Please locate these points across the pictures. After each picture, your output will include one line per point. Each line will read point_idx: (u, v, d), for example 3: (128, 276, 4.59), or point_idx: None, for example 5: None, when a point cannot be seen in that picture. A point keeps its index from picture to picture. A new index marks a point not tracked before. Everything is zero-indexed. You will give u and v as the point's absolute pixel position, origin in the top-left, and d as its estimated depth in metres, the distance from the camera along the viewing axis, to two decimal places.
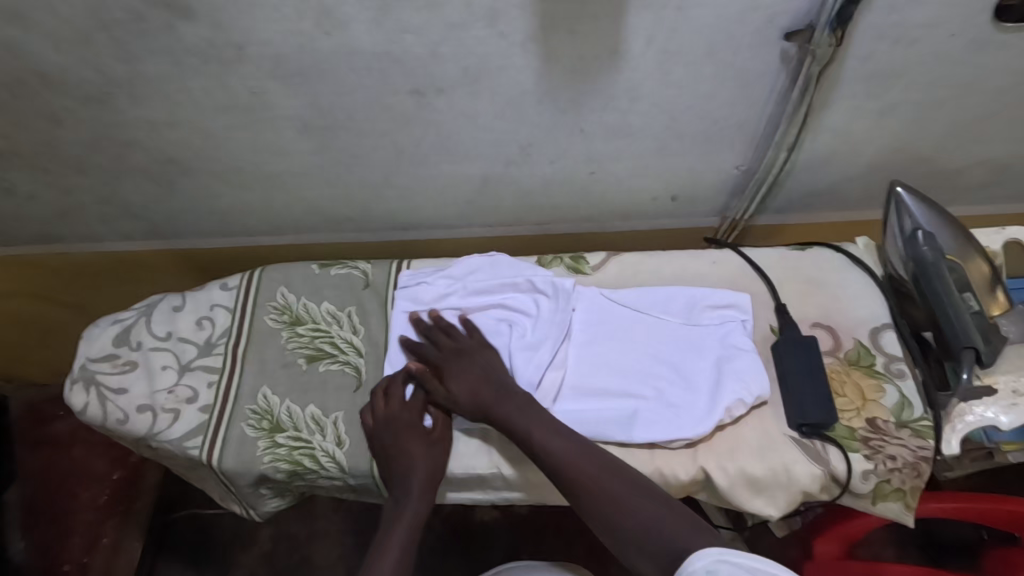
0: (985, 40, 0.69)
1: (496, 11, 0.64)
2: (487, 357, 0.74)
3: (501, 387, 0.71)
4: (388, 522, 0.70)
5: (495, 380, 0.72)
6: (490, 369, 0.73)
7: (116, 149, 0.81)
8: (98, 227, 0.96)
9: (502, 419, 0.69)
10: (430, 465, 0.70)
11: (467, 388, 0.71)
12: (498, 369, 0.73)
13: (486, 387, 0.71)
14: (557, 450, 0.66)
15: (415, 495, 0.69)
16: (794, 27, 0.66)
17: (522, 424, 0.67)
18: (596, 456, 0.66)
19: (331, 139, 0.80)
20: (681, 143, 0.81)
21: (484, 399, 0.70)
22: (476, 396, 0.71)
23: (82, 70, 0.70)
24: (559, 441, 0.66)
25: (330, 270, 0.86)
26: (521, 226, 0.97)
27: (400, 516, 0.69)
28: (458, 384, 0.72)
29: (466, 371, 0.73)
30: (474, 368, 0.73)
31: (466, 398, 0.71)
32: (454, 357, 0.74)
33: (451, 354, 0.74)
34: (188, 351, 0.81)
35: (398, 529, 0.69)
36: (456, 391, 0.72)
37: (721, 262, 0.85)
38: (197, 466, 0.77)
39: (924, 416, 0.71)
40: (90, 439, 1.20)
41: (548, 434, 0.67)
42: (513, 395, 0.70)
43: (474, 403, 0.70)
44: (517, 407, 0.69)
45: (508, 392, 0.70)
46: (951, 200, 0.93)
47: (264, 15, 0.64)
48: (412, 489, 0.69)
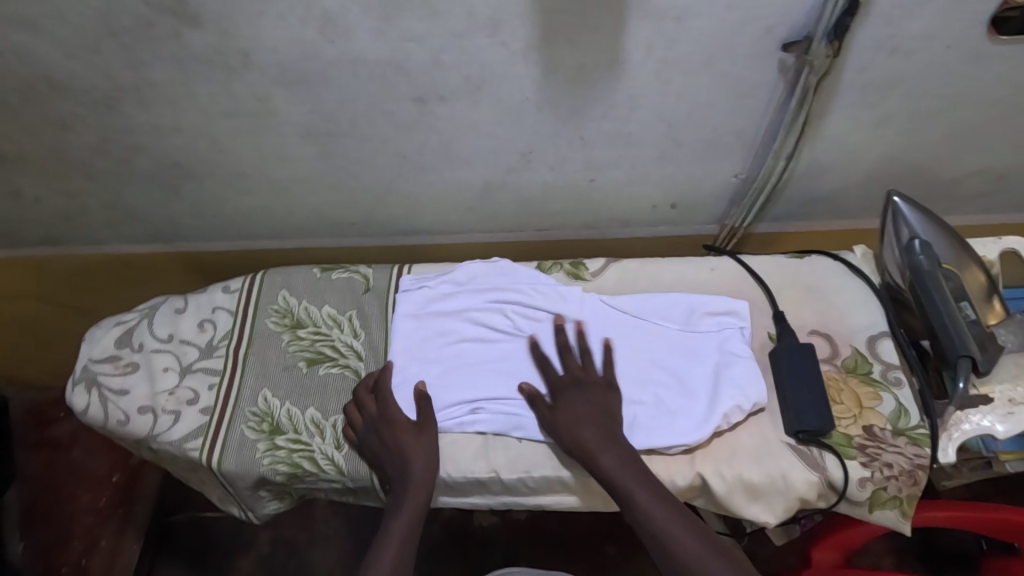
0: (981, 52, 0.69)
1: (497, 21, 0.64)
2: (607, 399, 0.72)
3: (607, 429, 0.70)
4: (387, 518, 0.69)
5: (604, 424, 0.70)
6: (607, 413, 0.71)
7: (121, 153, 0.82)
8: (103, 230, 0.97)
9: (604, 470, 0.67)
10: (426, 454, 0.71)
11: (573, 421, 0.70)
12: (611, 409, 0.71)
13: (593, 428, 0.69)
14: (655, 513, 0.64)
15: (415, 490, 0.69)
16: (792, 39, 0.67)
17: (626, 482, 0.66)
18: (693, 526, 0.65)
19: (334, 145, 0.80)
20: (680, 151, 0.82)
21: (588, 441, 0.68)
22: (578, 433, 0.69)
23: (90, 75, 0.71)
24: (659, 504, 0.65)
25: (331, 274, 0.87)
26: (521, 232, 0.97)
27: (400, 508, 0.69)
28: (567, 415, 0.70)
29: (582, 410, 0.71)
30: (591, 405, 0.71)
31: (569, 431, 0.69)
32: (575, 391, 0.72)
33: (572, 383, 0.73)
34: (190, 353, 0.82)
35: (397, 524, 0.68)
36: (567, 423, 0.70)
37: (719, 269, 0.86)
38: (198, 467, 0.78)
39: (921, 424, 0.71)
40: (89, 441, 1.21)
41: (646, 493, 0.65)
42: (617, 440, 0.69)
43: (578, 440, 0.69)
44: (619, 459, 0.67)
45: (614, 440, 0.69)
46: (948, 210, 0.94)
47: (269, 23, 0.65)
48: (410, 481, 0.69)
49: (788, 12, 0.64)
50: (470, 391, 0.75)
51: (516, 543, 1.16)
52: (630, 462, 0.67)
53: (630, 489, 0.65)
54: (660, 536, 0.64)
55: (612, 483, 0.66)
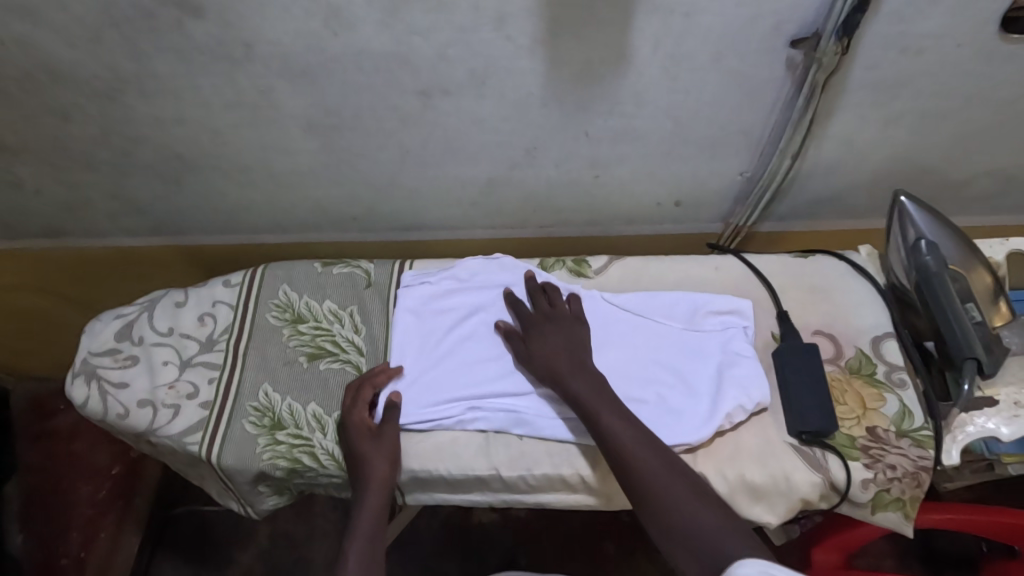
0: (991, 51, 0.69)
1: (503, 14, 0.64)
2: (575, 330, 0.75)
3: (578, 360, 0.71)
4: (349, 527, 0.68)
5: (574, 353, 0.72)
6: (574, 343, 0.74)
7: (123, 145, 0.81)
8: (104, 222, 0.96)
9: (571, 391, 0.69)
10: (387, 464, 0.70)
11: (543, 349, 0.73)
12: (580, 343, 0.74)
13: (564, 354, 0.72)
14: (622, 433, 0.65)
15: (372, 498, 0.68)
16: (800, 35, 0.66)
17: (593, 402, 0.67)
18: (657, 447, 0.65)
19: (337, 138, 0.80)
20: (686, 148, 0.81)
21: (558, 364, 0.71)
22: (549, 359, 0.72)
23: (91, 65, 0.71)
24: (624, 424, 0.66)
25: (332, 269, 0.86)
26: (524, 229, 0.97)
27: (363, 514, 0.68)
28: (539, 343, 0.73)
29: (551, 338, 0.74)
30: (560, 335, 0.74)
31: (540, 358, 0.72)
32: (545, 323, 0.75)
33: (543, 317, 0.76)
34: (190, 347, 0.82)
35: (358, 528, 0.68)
36: (537, 349, 0.73)
37: (724, 268, 0.85)
38: (197, 462, 0.77)
39: (925, 426, 0.70)
40: (91, 433, 1.18)
41: (613, 413, 0.66)
42: (588, 371, 0.71)
43: (549, 365, 0.71)
44: (588, 382, 0.69)
45: (585, 367, 0.71)
46: (954, 211, 0.93)
47: (272, 14, 0.64)
48: (371, 489, 0.68)
49: (797, 8, 0.63)
50: (470, 388, 0.74)
51: (516, 541, 1.15)
52: (597, 387, 0.69)
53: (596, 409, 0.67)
54: (624, 456, 0.64)
55: (579, 403, 0.68)
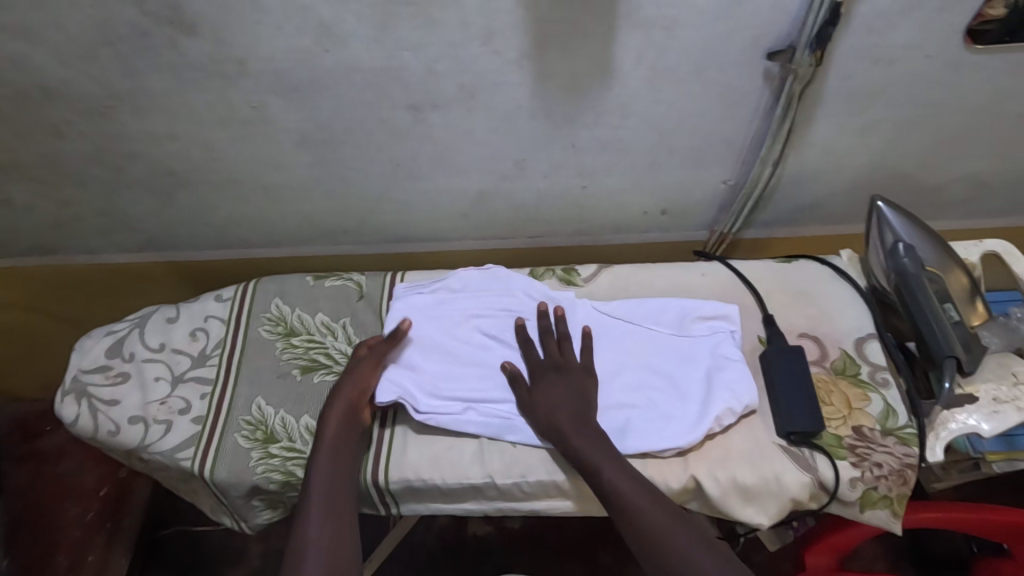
0: (959, 61, 0.72)
1: (491, 30, 0.66)
2: (582, 384, 0.74)
3: (581, 415, 0.71)
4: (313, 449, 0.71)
5: (578, 410, 0.72)
6: (580, 395, 0.73)
7: (115, 161, 0.82)
8: (94, 239, 0.96)
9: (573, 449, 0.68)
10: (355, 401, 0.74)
11: (548, 404, 0.72)
12: (587, 398, 0.73)
13: (569, 413, 0.71)
14: (627, 489, 0.65)
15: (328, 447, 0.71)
16: (776, 47, 0.69)
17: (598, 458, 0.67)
18: (665, 503, 0.65)
19: (328, 153, 0.81)
20: (671, 158, 0.83)
21: (562, 423, 0.70)
22: (554, 416, 0.71)
23: (85, 83, 0.72)
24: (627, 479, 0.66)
25: (324, 281, 0.87)
26: (514, 240, 0.98)
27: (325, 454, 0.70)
28: (545, 399, 0.73)
29: (554, 389, 0.73)
30: (566, 390, 0.73)
31: (544, 413, 0.72)
32: (553, 373, 0.75)
33: (552, 368, 0.75)
34: (182, 362, 0.82)
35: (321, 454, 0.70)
36: (542, 402, 0.73)
37: (710, 274, 0.87)
38: (189, 477, 0.77)
39: (909, 424, 0.72)
40: (78, 454, 1.16)
41: (618, 470, 0.66)
42: (590, 425, 0.70)
43: (553, 421, 0.71)
44: (593, 440, 0.69)
45: (587, 424, 0.70)
46: (931, 215, 0.96)
47: (265, 32, 0.66)
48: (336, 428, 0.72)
49: (773, 22, 0.66)
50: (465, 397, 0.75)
51: (509, 552, 1.15)
52: (602, 442, 0.69)
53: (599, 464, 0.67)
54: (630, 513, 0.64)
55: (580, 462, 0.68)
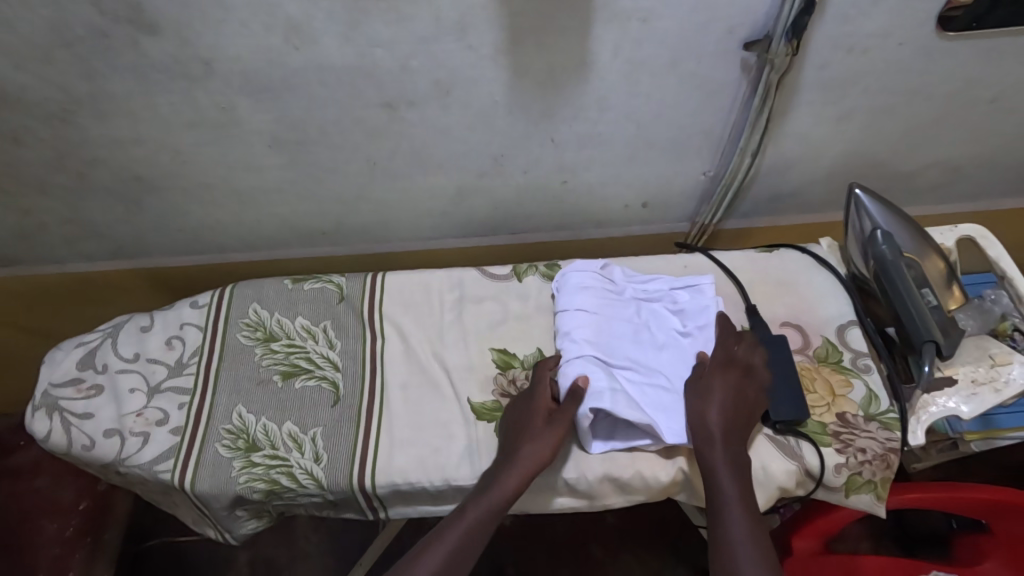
0: (930, 48, 0.72)
1: (464, 25, 0.64)
2: (750, 393, 0.70)
3: (735, 430, 0.67)
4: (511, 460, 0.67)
5: (738, 414, 0.68)
6: (740, 400, 0.69)
7: (79, 167, 0.79)
8: (61, 249, 0.93)
9: (710, 466, 0.65)
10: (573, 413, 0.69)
11: (701, 398, 0.69)
12: (748, 400, 0.70)
13: (727, 412, 0.68)
14: (726, 489, 0.64)
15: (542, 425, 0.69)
16: (752, 38, 0.69)
17: (727, 469, 0.65)
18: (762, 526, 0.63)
19: (302, 153, 0.79)
20: (651, 151, 0.83)
21: (714, 427, 0.67)
22: (706, 412, 0.68)
23: (44, 88, 0.69)
24: (740, 488, 0.64)
25: (303, 284, 0.86)
26: (494, 236, 0.97)
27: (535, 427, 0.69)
28: (705, 386, 0.70)
29: (719, 386, 0.70)
30: (733, 393, 0.69)
31: (704, 409, 0.68)
32: (727, 368, 0.71)
33: (729, 361, 0.72)
34: (158, 372, 0.79)
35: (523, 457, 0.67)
36: (712, 392, 0.69)
37: (692, 266, 0.87)
38: (170, 490, 0.75)
39: (890, 409, 0.73)
40: (56, 469, 1.11)
41: (726, 474, 0.65)
42: (737, 444, 0.67)
43: (700, 429, 0.67)
44: (727, 452, 0.66)
45: (739, 437, 0.67)
46: (907, 201, 0.97)
47: (231, 30, 0.64)
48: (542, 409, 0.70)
49: (748, 12, 0.66)
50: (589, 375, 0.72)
51: (502, 548, 1.15)
52: (741, 459, 0.66)
53: (716, 469, 0.65)
54: (725, 521, 0.63)
55: (697, 439, 0.67)
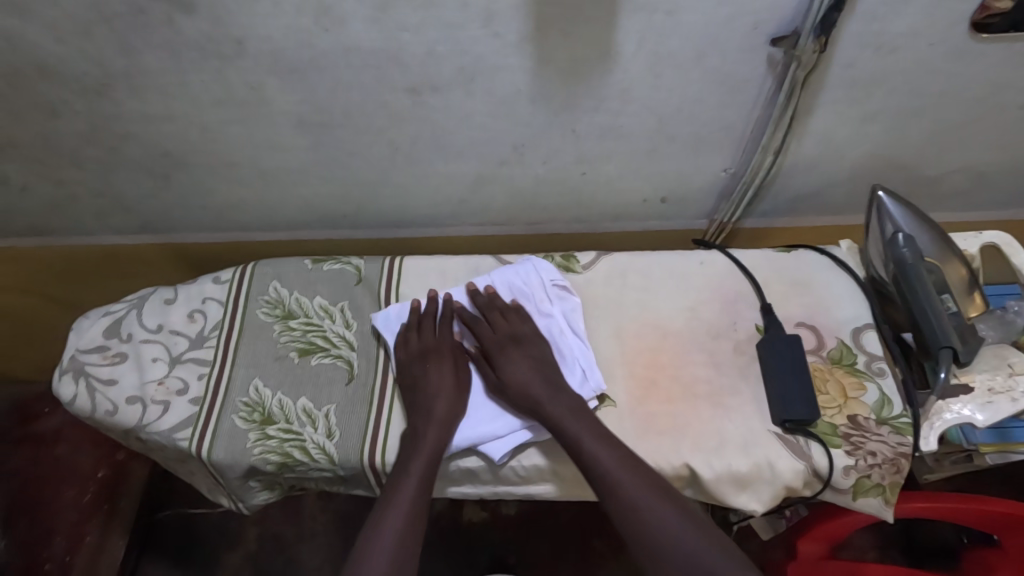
0: (962, 50, 0.71)
1: (492, 12, 0.65)
2: (541, 355, 0.76)
3: (549, 383, 0.73)
4: (416, 437, 0.70)
5: (548, 380, 0.73)
6: (542, 367, 0.74)
7: (112, 141, 0.81)
8: (90, 220, 0.96)
9: (551, 418, 0.69)
10: (450, 402, 0.72)
11: (518, 377, 0.73)
12: (547, 362, 0.75)
13: (540, 384, 0.72)
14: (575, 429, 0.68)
15: (440, 411, 0.71)
16: (779, 34, 0.68)
17: (568, 419, 0.69)
18: (618, 448, 0.68)
19: (327, 135, 0.81)
20: (672, 145, 0.83)
21: (537, 397, 0.71)
22: (527, 391, 0.71)
23: (81, 61, 0.71)
24: (585, 428, 0.68)
25: (322, 265, 0.87)
26: (512, 226, 0.98)
27: (433, 420, 0.71)
28: (511, 368, 0.74)
29: (516, 362, 0.74)
30: (530, 362, 0.75)
31: (515, 386, 0.72)
32: (510, 345, 0.76)
33: (508, 340, 0.77)
34: (180, 344, 0.82)
35: (428, 440, 0.69)
36: (511, 375, 0.73)
37: (708, 263, 0.86)
38: (187, 457, 0.77)
39: (904, 413, 0.72)
40: (76, 436, 1.15)
41: (572, 418, 0.69)
42: (560, 390, 0.72)
43: (526, 397, 0.71)
44: (563, 405, 0.70)
45: (560, 392, 0.72)
46: (930, 207, 0.96)
47: (263, 10, 0.65)
48: (443, 394, 0.73)
49: (776, 7, 0.65)
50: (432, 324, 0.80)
51: (505, 538, 1.16)
52: (574, 408, 0.70)
53: (558, 419, 0.69)
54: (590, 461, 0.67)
55: (527, 404, 0.71)
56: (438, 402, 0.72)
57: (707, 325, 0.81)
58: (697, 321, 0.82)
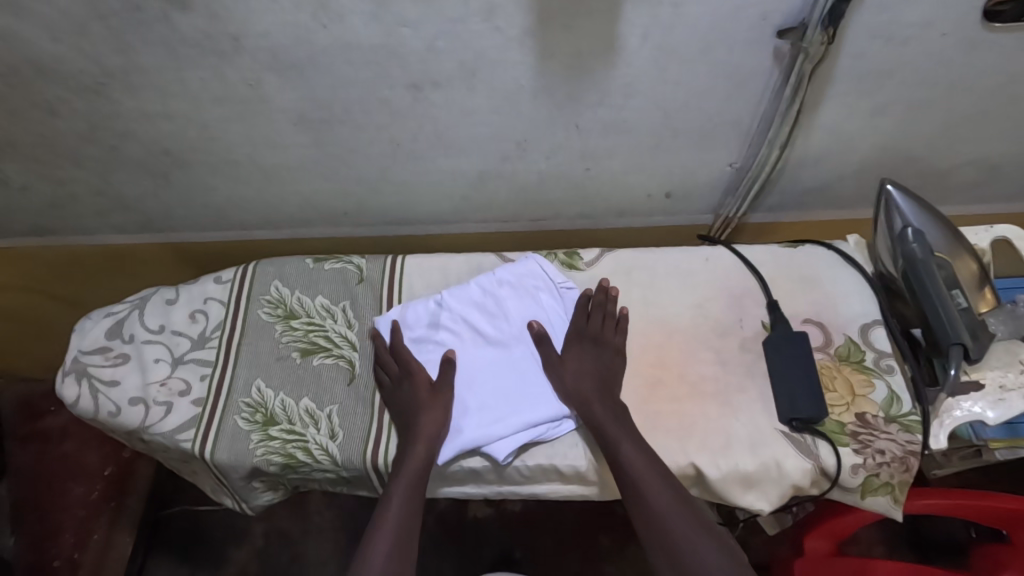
0: (974, 39, 0.69)
1: (493, 6, 0.64)
2: (615, 360, 0.76)
3: (606, 384, 0.73)
4: (403, 457, 0.70)
5: (603, 380, 0.74)
6: (605, 369, 0.75)
7: (111, 140, 0.81)
8: (92, 219, 0.96)
9: (592, 418, 0.70)
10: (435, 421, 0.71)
11: (580, 365, 0.74)
12: (615, 372, 0.75)
13: (597, 382, 0.73)
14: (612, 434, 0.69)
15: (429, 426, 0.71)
16: (786, 25, 0.67)
17: (608, 424, 0.69)
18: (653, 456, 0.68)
19: (327, 132, 0.80)
20: (677, 140, 0.82)
21: (588, 392, 0.72)
22: (580, 387, 0.72)
23: (78, 59, 0.70)
24: (623, 431, 0.69)
25: (324, 264, 0.86)
26: (515, 222, 0.97)
27: (419, 436, 0.70)
28: (578, 360, 0.75)
29: (587, 357, 0.75)
30: (598, 360, 0.75)
31: (569, 377, 0.74)
32: (591, 342, 0.77)
33: (590, 338, 0.77)
34: (182, 344, 0.81)
35: (413, 456, 0.69)
36: (571, 365, 0.75)
37: (714, 258, 0.85)
38: (190, 458, 0.77)
39: (913, 411, 0.72)
40: (82, 435, 1.15)
41: (609, 421, 0.69)
42: (612, 392, 0.73)
43: (576, 387, 0.73)
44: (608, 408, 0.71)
45: (609, 394, 0.72)
46: (940, 201, 0.95)
47: (261, 6, 0.64)
48: (427, 411, 0.72)
49: None
50: (431, 321, 0.79)
51: (510, 535, 1.16)
52: (615, 414, 0.70)
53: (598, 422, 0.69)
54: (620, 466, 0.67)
55: (575, 395, 0.72)
56: (423, 419, 0.71)
57: (713, 322, 0.80)
58: (702, 318, 0.81)
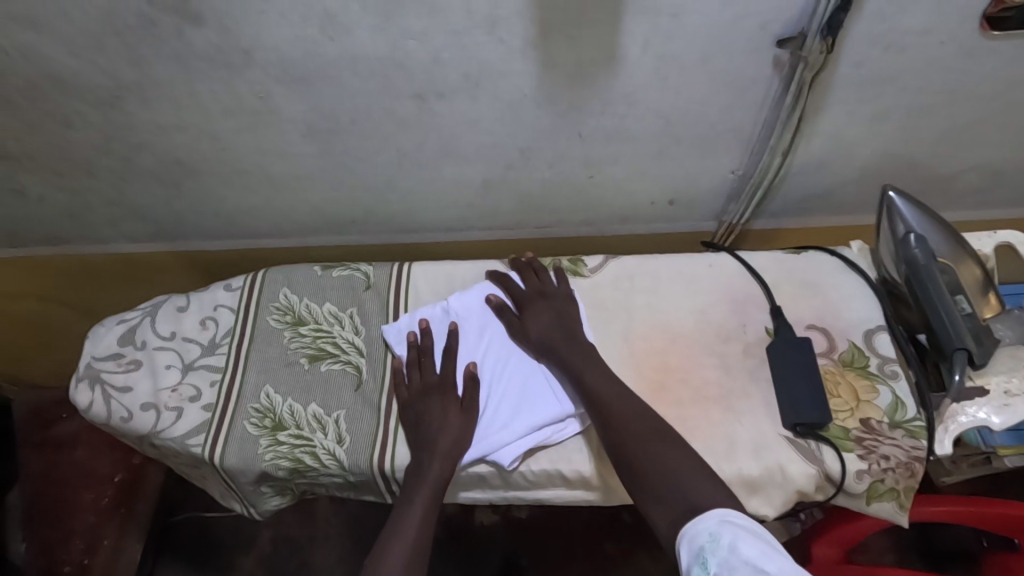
0: (973, 47, 0.70)
1: (496, 18, 0.65)
2: (566, 308, 0.80)
3: (570, 333, 0.77)
4: (418, 466, 0.70)
5: (565, 326, 0.78)
6: (565, 319, 0.79)
7: (124, 150, 0.83)
8: (105, 228, 0.98)
9: (562, 361, 0.75)
10: (456, 434, 0.72)
11: (545, 320, 0.79)
12: (574, 318, 0.79)
13: (559, 333, 0.77)
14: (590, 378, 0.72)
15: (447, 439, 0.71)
16: (785, 34, 0.68)
17: (583, 367, 0.73)
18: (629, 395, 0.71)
19: (334, 142, 0.81)
20: (679, 147, 0.83)
21: (555, 340, 0.76)
22: (548, 338, 0.77)
23: (93, 73, 0.72)
24: (598, 375, 0.72)
25: (332, 271, 0.88)
26: (520, 230, 0.98)
27: (436, 449, 0.70)
28: (536, 318, 0.79)
29: (542, 313, 0.79)
30: (552, 311, 0.79)
31: (533, 329, 0.78)
32: (539, 298, 0.81)
33: (536, 295, 0.81)
34: (192, 350, 0.83)
35: (432, 471, 0.69)
36: (531, 325, 0.78)
37: (718, 265, 0.86)
38: (200, 463, 0.78)
39: (918, 416, 0.71)
40: (93, 440, 1.16)
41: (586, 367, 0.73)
42: (577, 338, 0.77)
43: (543, 340, 0.77)
44: (575, 352, 0.75)
45: (574, 340, 0.76)
46: (944, 206, 0.95)
47: (270, 20, 0.66)
48: (445, 427, 0.72)
49: (782, 7, 0.65)
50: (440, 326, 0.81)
51: (517, 542, 1.16)
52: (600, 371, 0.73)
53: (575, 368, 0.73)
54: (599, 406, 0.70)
55: (544, 342, 0.77)
56: (443, 435, 0.71)
57: (716, 327, 0.81)
58: (706, 323, 0.81)
